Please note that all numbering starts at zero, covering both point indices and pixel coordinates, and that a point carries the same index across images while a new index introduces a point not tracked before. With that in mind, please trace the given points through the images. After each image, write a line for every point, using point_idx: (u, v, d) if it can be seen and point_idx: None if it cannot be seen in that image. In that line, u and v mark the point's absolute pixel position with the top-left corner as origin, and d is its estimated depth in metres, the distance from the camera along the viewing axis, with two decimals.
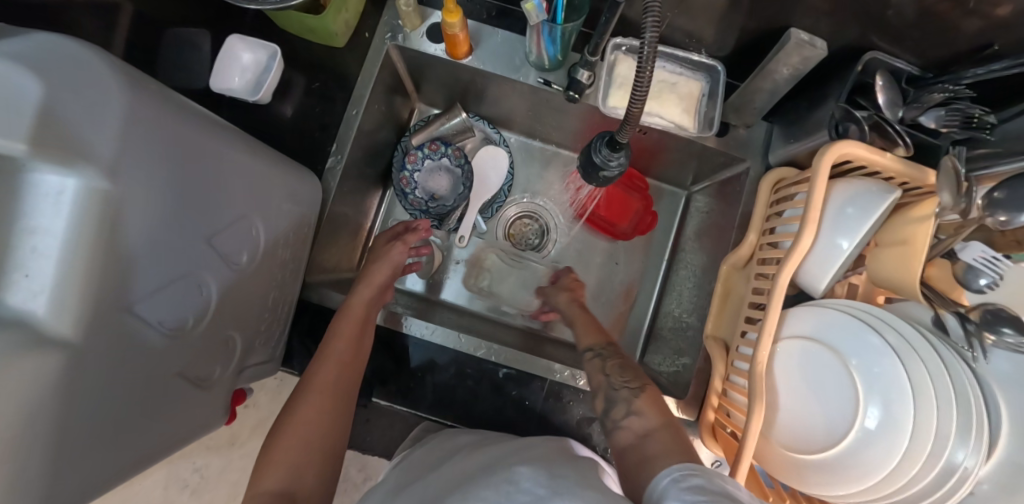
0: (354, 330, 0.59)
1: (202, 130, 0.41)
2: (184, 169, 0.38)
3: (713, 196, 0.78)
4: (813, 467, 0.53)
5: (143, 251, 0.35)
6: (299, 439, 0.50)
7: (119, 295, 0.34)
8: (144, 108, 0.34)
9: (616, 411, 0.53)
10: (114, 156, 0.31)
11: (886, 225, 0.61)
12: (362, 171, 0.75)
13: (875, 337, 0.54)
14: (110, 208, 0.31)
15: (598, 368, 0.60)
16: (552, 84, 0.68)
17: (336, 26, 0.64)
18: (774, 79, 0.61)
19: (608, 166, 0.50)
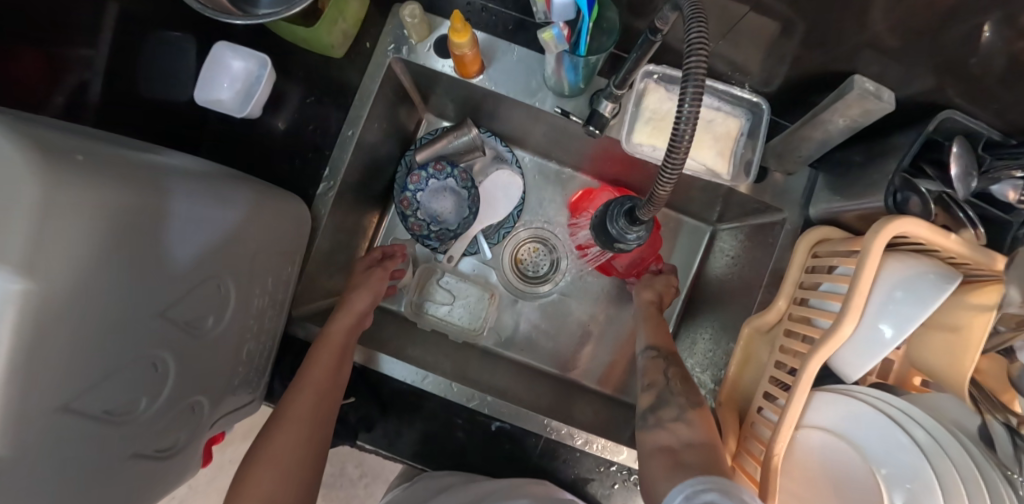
0: (332, 362, 0.54)
1: (158, 187, 0.37)
2: (128, 239, 0.33)
3: (740, 240, 0.71)
4: None
5: (82, 341, 0.31)
6: (278, 472, 0.47)
7: (53, 394, 0.30)
8: (71, 181, 0.29)
9: (664, 412, 0.52)
10: (30, 247, 0.27)
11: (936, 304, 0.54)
12: (361, 191, 0.69)
13: (901, 434, 0.47)
14: (34, 307, 0.27)
15: (659, 368, 0.58)
16: (570, 115, 0.60)
17: (332, 36, 0.57)
18: (827, 128, 0.53)
19: (627, 238, 0.46)
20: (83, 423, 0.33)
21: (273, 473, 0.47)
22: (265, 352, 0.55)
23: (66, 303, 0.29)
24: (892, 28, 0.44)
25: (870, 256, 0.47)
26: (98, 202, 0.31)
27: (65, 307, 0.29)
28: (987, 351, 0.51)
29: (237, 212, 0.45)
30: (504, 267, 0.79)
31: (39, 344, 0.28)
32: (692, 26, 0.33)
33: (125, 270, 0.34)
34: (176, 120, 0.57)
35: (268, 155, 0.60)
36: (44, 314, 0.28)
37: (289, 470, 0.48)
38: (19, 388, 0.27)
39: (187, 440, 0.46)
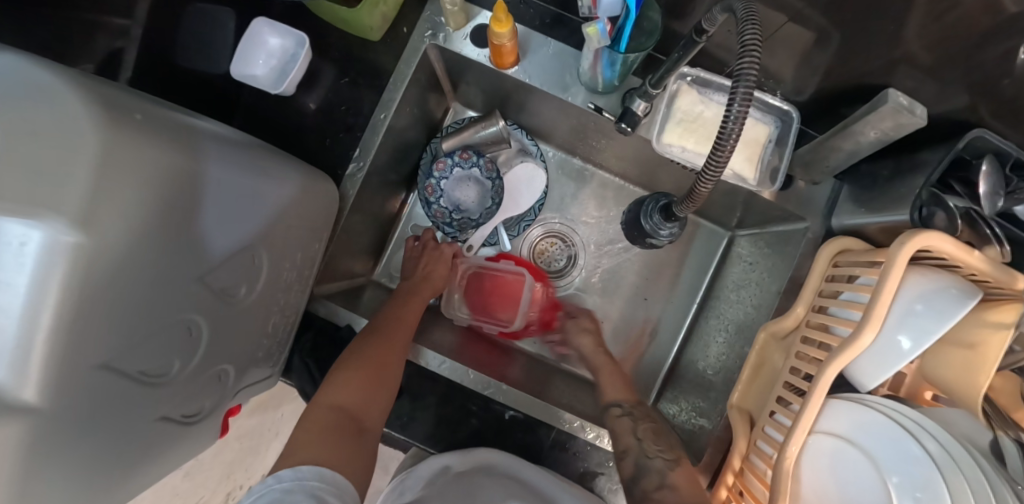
0: (412, 316, 0.64)
1: (209, 157, 0.37)
2: (180, 205, 0.34)
3: (759, 247, 0.71)
4: None
5: (126, 301, 0.31)
6: (374, 371, 0.53)
7: (93, 353, 0.30)
8: (133, 143, 0.30)
9: (647, 482, 0.54)
10: (90, 202, 0.27)
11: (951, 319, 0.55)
12: (386, 175, 0.70)
13: (916, 449, 0.48)
14: (89, 263, 0.27)
15: (626, 431, 0.59)
16: (602, 111, 0.61)
17: (371, 19, 0.57)
18: (858, 140, 0.53)
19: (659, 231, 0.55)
20: (121, 382, 0.33)
21: (368, 367, 0.53)
22: (287, 327, 0.56)
23: (116, 260, 0.29)
24: (929, 45, 0.44)
25: (894, 268, 0.47)
26: (149, 165, 0.31)
27: (113, 266, 0.29)
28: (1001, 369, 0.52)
29: (275, 187, 0.46)
30: (522, 261, 0.81)
31: (87, 299, 0.28)
32: (748, 29, 0.33)
33: (171, 235, 0.34)
34: (211, 94, 0.57)
35: (299, 134, 0.61)
36: (95, 270, 0.28)
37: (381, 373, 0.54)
38: (65, 341, 0.28)
39: (210, 408, 0.46)
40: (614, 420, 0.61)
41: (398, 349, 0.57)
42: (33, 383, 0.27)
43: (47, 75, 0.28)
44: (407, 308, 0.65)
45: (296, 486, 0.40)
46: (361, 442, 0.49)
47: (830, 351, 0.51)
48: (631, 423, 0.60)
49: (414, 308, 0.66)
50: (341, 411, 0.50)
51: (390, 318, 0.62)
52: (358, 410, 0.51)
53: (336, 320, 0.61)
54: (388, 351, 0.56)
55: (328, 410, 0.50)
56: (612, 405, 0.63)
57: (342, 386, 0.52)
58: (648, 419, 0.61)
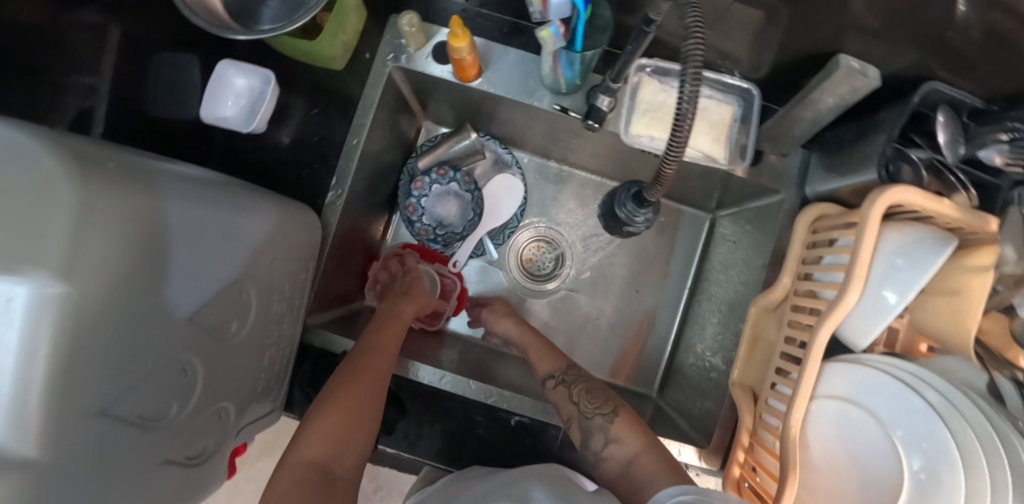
0: (388, 340, 0.60)
1: (184, 196, 0.38)
2: (160, 246, 0.34)
3: (740, 225, 0.73)
4: None
5: (115, 346, 0.32)
6: (342, 414, 0.50)
7: (90, 400, 0.30)
8: (105, 190, 0.30)
9: (594, 442, 0.56)
10: (70, 251, 0.27)
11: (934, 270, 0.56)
12: (367, 199, 0.71)
13: (921, 402, 0.48)
14: (72, 311, 0.27)
15: (567, 398, 0.60)
16: (568, 111, 0.62)
17: (334, 49, 0.59)
18: (818, 108, 0.55)
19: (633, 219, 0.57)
20: (121, 427, 0.34)
21: (339, 414, 0.50)
22: (284, 358, 0.56)
23: (101, 306, 0.30)
24: (869, 8, 0.46)
25: (868, 227, 0.49)
26: (125, 210, 0.31)
27: (97, 314, 0.29)
28: (988, 312, 0.53)
29: (253, 220, 0.46)
30: (510, 267, 0.81)
31: (76, 347, 0.28)
32: (688, 12, 0.34)
33: (153, 278, 0.34)
34: (185, 139, 0.58)
35: (275, 168, 0.62)
36: (81, 317, 0.28)
37: (354, 418, 0.51)
38: (56, 392, 0.28)
39: (213, 449, 0.46)
40: (552, 389, 0.61)
41: (373, 382, 0.53)
42: (30, 438, 0.27)
43: (20, 134, 0.28)
44: (385, 329, 0.62)
45: None
46: (333, 493, 0.46)
47: (819, 315, 0.52)
48: (568, 392, 0.60)
49: (393, 329, 0.62)
50: (310, 467, 0.47)
51: (364, 344, 0.58)
52: (329, 461, 0.48)
53: (333, 348, 0.61)
54: (359, 389, 0.52)
55: (298, 465, 0.47)
56: (548, 373, 0.63)
57: (313, 433, 0.49)
58: (581, 380, 0.61)
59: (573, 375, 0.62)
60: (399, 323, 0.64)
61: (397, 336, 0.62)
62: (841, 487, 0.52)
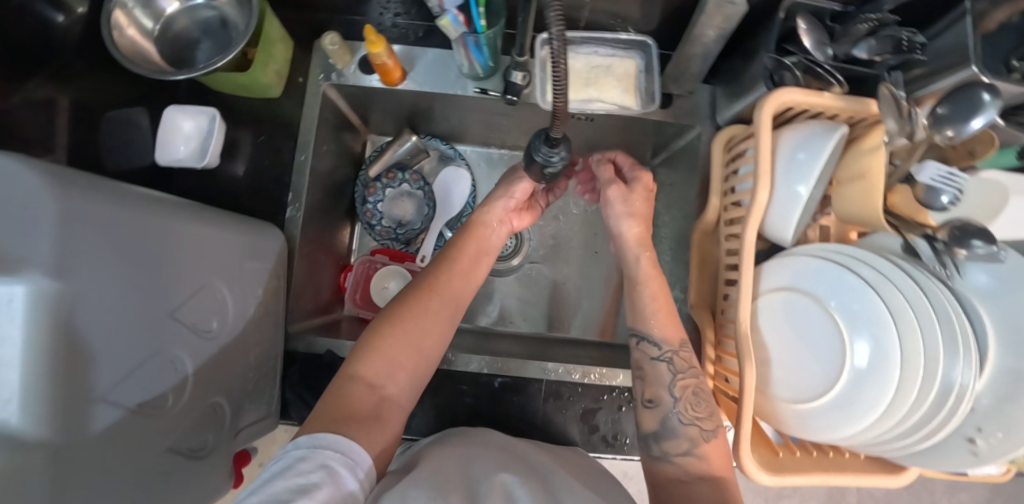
0: (462, 266, 0.59)
1: (151, 208, 0.42)
2: (136, 250, 0.38)
3: (672, 167, 0.78)
4: (818, 414, 0.53)
5: (109, 341, 0.36)
6: (405, 345, 0.51)
7: (91, 388, 0.34)
8: (79, 201, 0.34)
9: (672, 445, 0.51)
10: (57, 253, 0.31)
11: (841, 162, 0.61)
12: (327, 212, 0.75)
13: (869, 291, 0.53)
14: (63, 306, 0.31)
15: (662, 380, 0.53)
16: (489, 92, 0.68)
17: (267, 77, 0.64)
18: (704, 42, 0.61)
19: (551, 162, 0.51)
20: (125, 416, 0.38)
21: (404, 341, 0.51)
22: (269, 363, 0.59)
23: (90, 301, 0.34)
24: None
25: (762, 131, 0.54)
26: (99, 216, 0.35)
27: (89, 309, 0.33)
28: (894, 186, 0.58)
29: (219, 229, 0.50)
30: None
31: (73, 337, 0.32)
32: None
33: (134, 280, 0.38)
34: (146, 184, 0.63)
35: (235, 196, 0.67)
36: (76, 310, 0.32)
37: (425, 350, 0.52)
38: (60, 378, 0.31)
39: (214, 446, 0.50)
40: (649, 362, 0.54)
41: (437, 314, 0.54)
42: (42, 420, 0.30)
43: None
44: (467, 256, 0.60)
45: (313, 453, 0.39)
46: (385, 417, 0.47)
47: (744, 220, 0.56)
48: (670, 376, 0.53)
49: (468, 254, 0.60)
50: (371, 389, 0.48)
51: (439, 264, 0.58)
52: (385, 385, 0.49)
53: (317, 350, 0.65)
54: (427, 318, 0.53)
55: (348, 378, 0.48)
56: (647, 340, 0.55)
57: (372, 358, 0.49)
58: (691, 371, 0.53)
59: (684, 351, 0.54)
60: (478, 246, 0.61)
61: (478, 266, 0.61)
62: (791, 370, 0.56)
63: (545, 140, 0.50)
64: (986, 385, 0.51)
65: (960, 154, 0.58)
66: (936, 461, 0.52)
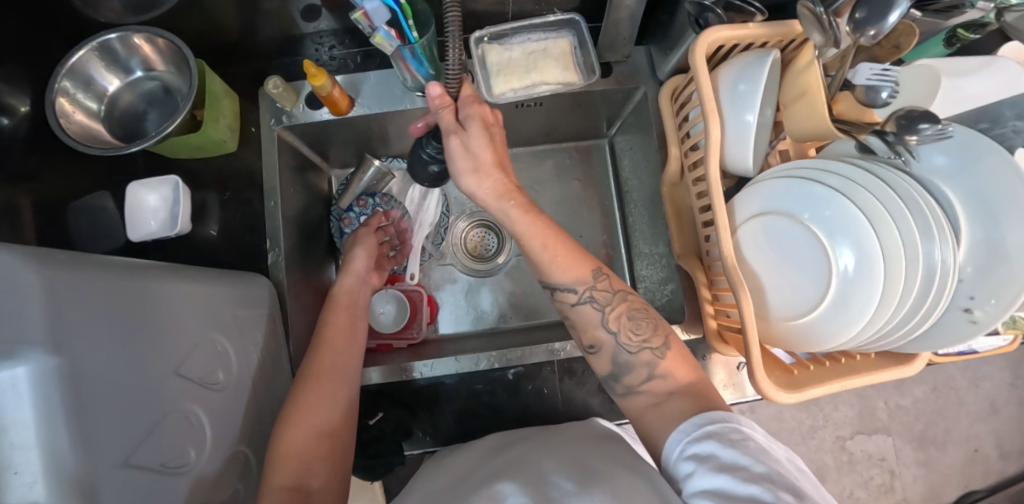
0: (341, 330, 0.61)
1: (131, 272, 0.41)
2: (125, 314, 0.38)
3: (629, 132, 0.80)
4: (822, 323, 0.55)
5: (117, 409, 0.35)
6: (318, 405, 0.52)
7: (112, 456, 0.34)
8: (61, 276, 0.33)
9: (632, 377, 0.52)
10: (53, 329, 0.31)
11: (784, 85, 0.63)
12: (307, 252, 0.76)
13: (840, 198, 0.55)
14: (68, 380, 0.31)
15: (594, 321, 0.55)
16: None
17: (220, 133, 0.66)
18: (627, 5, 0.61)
19: (433, 161, 0.61)
20: (149, 478, 0.38)
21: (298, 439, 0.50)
22: (268, 415, 0.58)
23: (91, 372, 0.33)
24: None
25: (699, 71, 0.56)
26: (86, 286, 0.35)
27: (92, 380, 0.33)
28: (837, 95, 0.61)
29: (203, 283, 0.50)
30: (459, 259, 0.86)
31: (86, 411, 0.32)
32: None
33: (133, 343, 0.38)
34: None
35: (213, 255, 0.68)
36: (80, 385, 0.32)
37: (337, 407, 0.54)
38: (78, 452, 0.31)
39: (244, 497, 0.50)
40: (571, 308, 0.56)
41: (335, 382, 0.55)
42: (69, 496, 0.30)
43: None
44: (339, 323, 0.62)
45: None
46: None
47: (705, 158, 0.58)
48: (597, 314, 0.54)
49: (336, 325, 0.62)
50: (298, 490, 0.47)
51: (323, 339, 0.59)
52: (306, 481, 0.48)
53: None
54: (329, 385, 0.54)
55: (288, 440, 0.50)
56: (561, 289, 0.56)
57: (296, 423, 0.51)
58: (617, 298, 0.55)
59: (601, 284, 0.55)
60: (345, 312, 0.64)
61: (354, 329, 0.62)
62: (784, 291, 0.58)
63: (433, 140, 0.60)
64: (964, 257, 0.54)
65: (887, 50, 0.60)
66: (946, 340, 0.54)
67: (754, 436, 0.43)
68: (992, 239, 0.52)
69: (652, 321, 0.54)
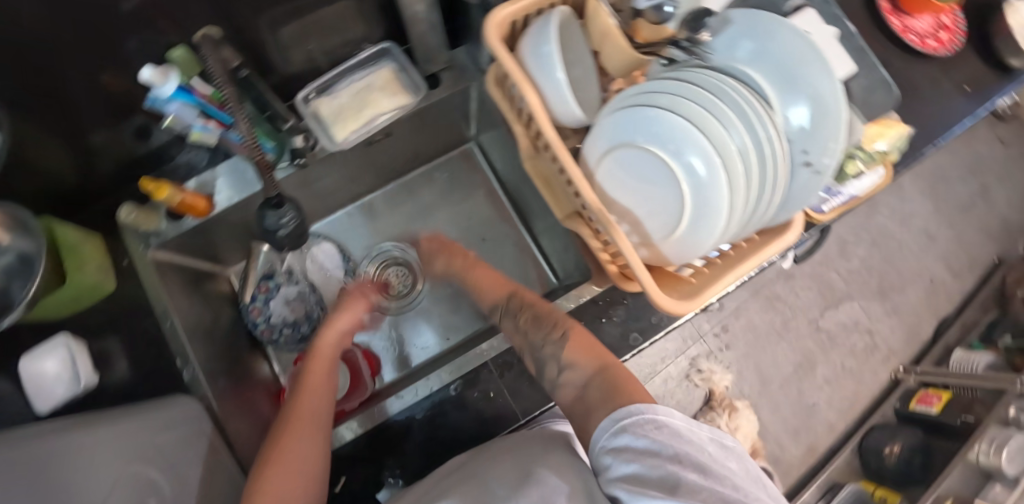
0: (315, 388, 0.59)
1: (19, 441, 0.40)
2: (32, 476, 0.36)
3: (486, 128, 0.84)
4: (694, 230, 0.58)
5: None
6: (292, 456, 0.50)
7: None
8: None
9: (550, 374, 0.57)
10: None
11: (589, 34, 0.67)
12: (226, 356, 0.75)
13: (668, 114, 0.57)
14: None
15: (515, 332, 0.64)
16: (280, 166, 0.69)
17: (88, 276, 0.65)
18: (420, 18, 0.66)
19: (283, 223, 0.52)
20: None
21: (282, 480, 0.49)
22: None
23: None
24: None
25: (498, 49, 0.57)
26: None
27: None
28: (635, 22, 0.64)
29: (99, 432, 0.48)
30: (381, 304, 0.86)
31: None
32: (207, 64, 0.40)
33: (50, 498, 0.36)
34: None
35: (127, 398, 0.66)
36: None
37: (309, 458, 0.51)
38: None
39: None
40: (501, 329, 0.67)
41: (306, 436, 0.53)
42: None
43: None
44: (318, 372, 0.61)
45: None
46: None
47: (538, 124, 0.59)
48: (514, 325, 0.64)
49: (315, 384, 0.60)
50: None
51: (300, 395, 0.58)
52: None
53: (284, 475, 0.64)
54: (299, 438, 0.52)
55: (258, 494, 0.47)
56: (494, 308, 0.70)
57: (267, 476, 0.49)
58: (528, 310, 0.65)
59: (515, 303, 0.67)
60: (324, 370, 0.62)
61: (325, 383, 0.61)
62: (656, 212, 0.61)
63: (272, 204, 0.51)
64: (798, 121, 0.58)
65: None
66: (804, 195, 0.57)
67: (669, 422, 0.43)
68: (814, 97, 0.56)
69: (554, 319, 0.62)
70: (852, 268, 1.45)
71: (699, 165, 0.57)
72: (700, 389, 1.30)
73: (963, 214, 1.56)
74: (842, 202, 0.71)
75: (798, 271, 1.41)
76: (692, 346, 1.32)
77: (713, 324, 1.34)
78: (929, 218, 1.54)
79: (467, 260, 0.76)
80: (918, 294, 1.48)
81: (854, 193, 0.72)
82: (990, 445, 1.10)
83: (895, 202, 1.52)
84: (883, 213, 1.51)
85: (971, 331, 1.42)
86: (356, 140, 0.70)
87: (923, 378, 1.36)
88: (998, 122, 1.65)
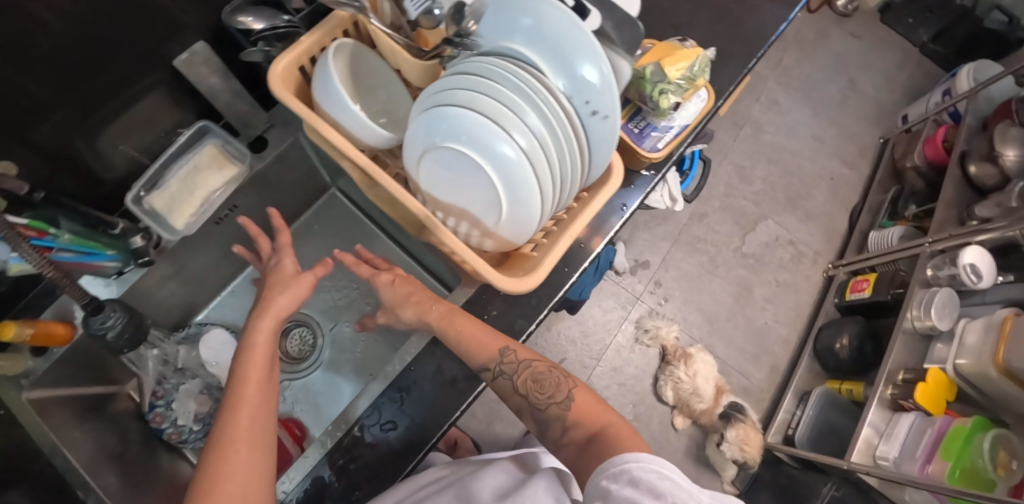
0: (256, 385, 0.47)
1: None
2: None
3: (338, 171, 0.85)
4: (513, 225, 0.56)
5: None
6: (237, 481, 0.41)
7: None
8: None
9: (555, 431, 0.57)
10: None
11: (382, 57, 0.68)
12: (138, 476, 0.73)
13: (455, 115, 0.50)
14: None
15: (511, 389, 0.58)
16: (126, 270, 0.69)
17: None
18: (220, 89, 0.66)
19: (111, 323, 0.54)
20: None
21: None
22: None
23: None
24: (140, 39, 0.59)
25: (286, 101, 0.57)
26: None
27: None
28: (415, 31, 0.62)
29: None
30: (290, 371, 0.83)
31: None
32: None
33: None
34: None
35: None
36: None
37: (253, 472, 0.42)
38: None
39: None
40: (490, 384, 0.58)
41: (255, 452, 0.43)
42: None
43: None
44: (253, 383, 0.47)
45: None
46: None
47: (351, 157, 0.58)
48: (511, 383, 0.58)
49: (251, 389, 0.47)
50: None
51: (233, 401, 0.45)
52: None
53: None
54: (246, 455, 0.42)
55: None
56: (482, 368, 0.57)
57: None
58: (524, 365, 0.58)
59: (507, 357, 0.58)
60: (262, 364, 0.49)
61: (272, 376, 0.50)
62: (477, 208, 0.57)
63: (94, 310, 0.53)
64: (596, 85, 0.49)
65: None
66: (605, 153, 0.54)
67: (666, 473, 0.45)
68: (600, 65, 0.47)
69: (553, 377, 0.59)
70: (756, 188, 1.52)
71: (511, 151, 0.51)
72: (653, 346, 1.33)
73: (839, 108, 1.66)
74: (675, 136, 0.69)
75: (709, 206, 1.47)
76: (633, 310, 1.36)
77: (646, 283, 1.38)
78: (811, 121, 1.63)
79: (419, 305, 0.62)
80: (823, 193, 1.56)
81: (683, 123, 0.70)
82: (920, 308, 1.15)
83: (776, 117, 1.60)
84: (769, 130, 1.59)
85: (880, 211, 1.50)
86: (198, 225, 0.70)
87: (851, 267, 1.43)
88: (843, 17, 1.77)
